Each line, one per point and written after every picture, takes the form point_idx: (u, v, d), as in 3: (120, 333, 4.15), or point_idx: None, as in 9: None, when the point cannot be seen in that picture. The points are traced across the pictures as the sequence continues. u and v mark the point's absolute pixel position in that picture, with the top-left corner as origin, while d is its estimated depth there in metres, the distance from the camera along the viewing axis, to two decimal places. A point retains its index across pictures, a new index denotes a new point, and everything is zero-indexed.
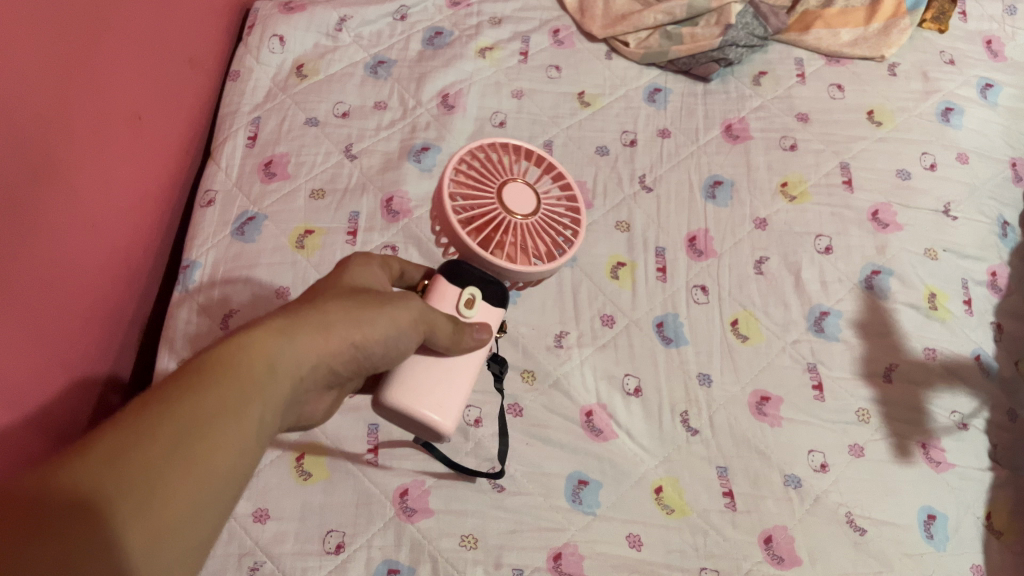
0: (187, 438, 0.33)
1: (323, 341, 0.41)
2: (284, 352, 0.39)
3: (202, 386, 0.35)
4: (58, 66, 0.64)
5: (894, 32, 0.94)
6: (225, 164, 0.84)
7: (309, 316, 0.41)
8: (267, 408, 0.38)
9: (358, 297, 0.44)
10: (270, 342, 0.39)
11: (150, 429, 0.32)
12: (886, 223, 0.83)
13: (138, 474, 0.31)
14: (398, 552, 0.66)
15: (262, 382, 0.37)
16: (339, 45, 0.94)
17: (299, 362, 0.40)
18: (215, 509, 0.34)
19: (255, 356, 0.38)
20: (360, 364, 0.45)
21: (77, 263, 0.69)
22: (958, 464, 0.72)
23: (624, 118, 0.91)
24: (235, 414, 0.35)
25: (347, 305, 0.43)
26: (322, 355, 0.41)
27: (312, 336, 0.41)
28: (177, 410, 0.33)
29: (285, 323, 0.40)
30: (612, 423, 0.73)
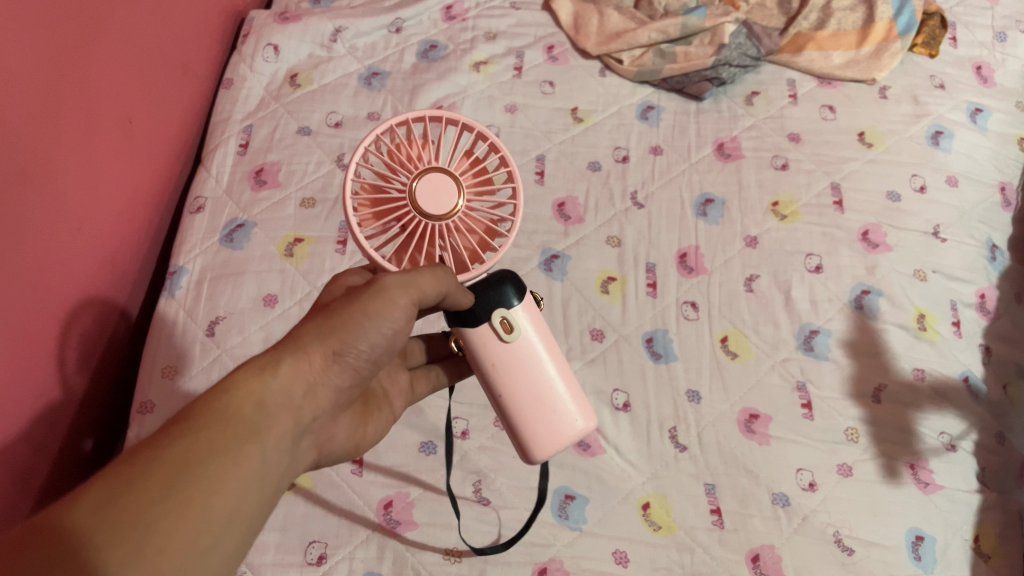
0: (179, 479, 0.34)
1: (317, 365, 0.42)
2: (272, 386, 0.39)
3: (192, 428, 0.36)
4: (49, 66, 0.64)
5: (886, 56, 0.95)
6: (216, 171, 0.84)
7: (292, 343, 0.41)
8: (268, 445, 0.38)
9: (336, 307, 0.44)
10: (256, 377, 0.39)
11: (140, 475, 0.33)
12: (876, 243, 0.84)
13: (125, 525, 0.32)
14: (380, 565, 0.65)
15: (255, 420, 0.38)
16: (334, 55, 0.94)
17: (291, 392, 0.40)
18: (225, 544, 0.35)
19: (241, 395, 0.38)
20: (362, 374, 0.44)
21: (63, 265, 0.68)
22: (946, 487, 0.72)
23: (616, 135, 0.92)
24: (228, 451, 0.36)
25: (327, 316, 0.43)
26: (312, 378, 0.41)
27: (298, 364, 0.41)
28: (162, 456, 0.34)
29: (268, 357, 0.40)
30: (600, 438, 0.73)
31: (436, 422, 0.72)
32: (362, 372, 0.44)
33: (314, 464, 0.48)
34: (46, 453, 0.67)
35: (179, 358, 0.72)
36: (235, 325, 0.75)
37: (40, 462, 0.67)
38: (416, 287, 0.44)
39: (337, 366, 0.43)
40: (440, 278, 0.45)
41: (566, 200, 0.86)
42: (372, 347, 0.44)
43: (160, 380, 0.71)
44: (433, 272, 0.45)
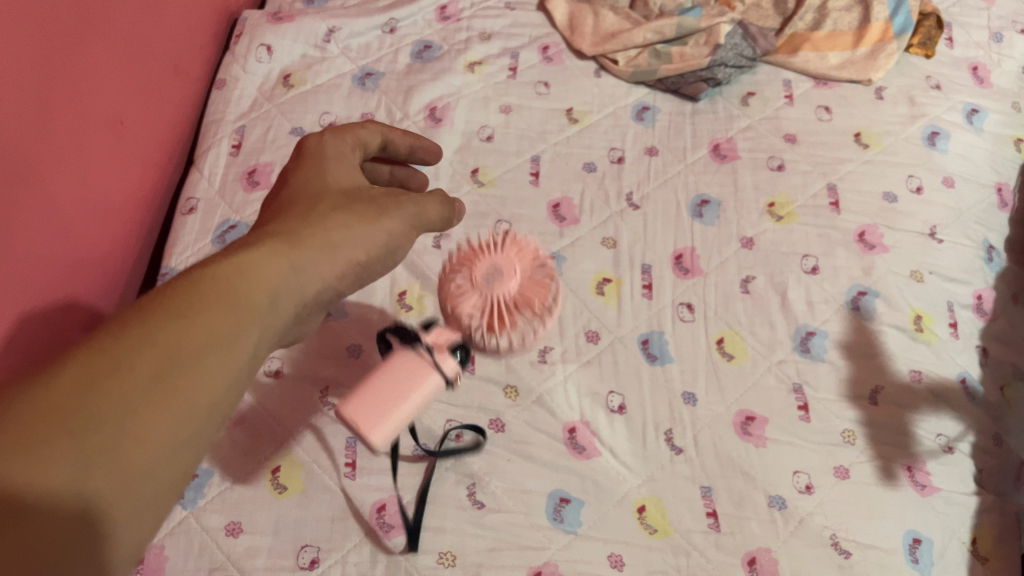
0: (171, 364, 0.32)
1: (328, 262, 0.42)
2: (281, 278, 0.39)
3: (195, 308, 0.34)
4: (42, 67, 0.64)
5: (881, 57, 0.95)
6: (208, 172, 0.84)
7: (310, 235, 0.42)
8: (262, 337, 0.38)
9: (352, 210, 0.45)
10: (266, 267, 0.38)
11: (134, 355, 0.32)
12: (873, 244, 0.83)
13: (107, 406, 0.30)
14: (373, 569, 0.65)
15: (259, 307, 0.37)
16: (327, 56, 0.93)
17: (297, 285, 0.40)
18: (203, 436, 0.34)
19: (252, 281, 0.37)
20: (363, 276, 0.46)
21: (50, 265, 0.67)
22: (943, 489, 0.71)
23: (612, 136, 0.91)
24: (225, 339, 0.35)
25: (347, 221, 0.44)
26: (325, 275, 0.42)
27: (316, 255, 0.42)
28: (157, 336, 0.33)
29: (282, 247, 0.40)
30: (595, 440, 0.72)
31: (430, 425, 0.72)
32: (361, 274, 0.45)
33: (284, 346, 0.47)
34: None
35: None
36: None
37: None
38: (424, 221, 0.50)
39: (346, 265, 0.43)
40: (444, 206, 0.51)
41: (561, 201, 0.86)
42: (375, 253, 0.45)
43: None
44: (440, 204, 0.51)
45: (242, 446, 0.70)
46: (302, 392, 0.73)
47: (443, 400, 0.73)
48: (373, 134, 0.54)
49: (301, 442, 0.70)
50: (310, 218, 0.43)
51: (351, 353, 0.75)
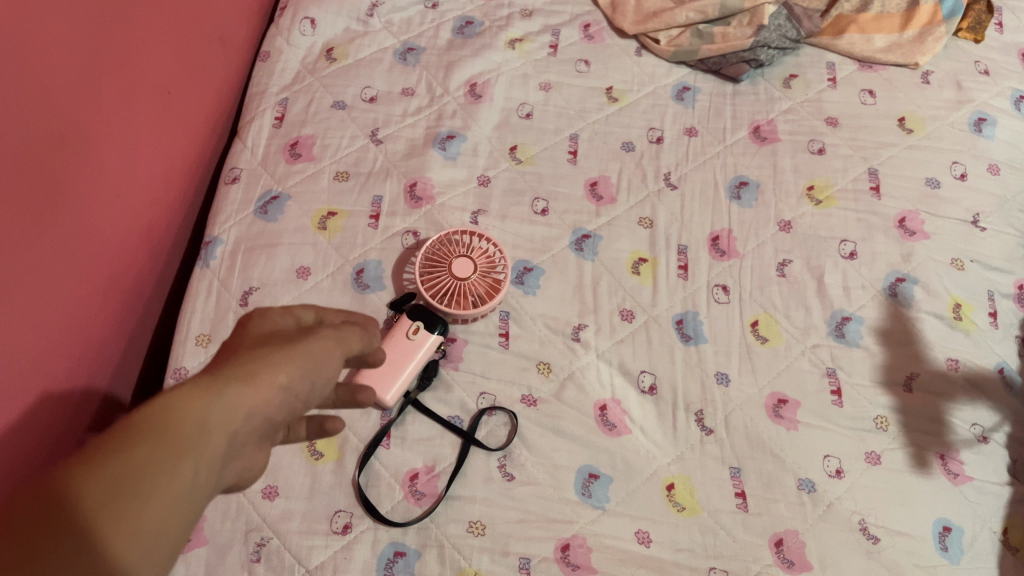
0: (116, 491, 0.32)
1: (256, 394, 0.39)
2: (214, 406, 0.37)
3: (127, 441, 0.34)
4: (93, 32, 0.65)
5: (929, 40, 0.94)
6: (251, 143, 0.85)
7: (234, 367, 0.40)
8: (203, 465, 0.36)
9: (274, 344, 0.43)
10: (199, 397, 0.37)
11: (76, 483, 0.32)
12: (913, 231, 0.82)
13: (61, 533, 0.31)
14: (405, 536, 0.66)
15: (194, 436, 0.36)
16: (369, 30, 0.94)
17: (236, 414, 0.38)
18: (160, 551, 0.33)
19: (181, 411, 0.36)
20: (293, 405, 0.42)
21: (99, 229, 0.69)
22: (976, 478, 0.71)
23: (651, 115, 0.91)
24: (159, 465, 0.34)
25: (264, 353, 0.41)
26: (258, 405, 0.39)
27: (242, 387, 0.39)
28: (95, 469, 0.32)
29: (210, 380, 0.38)
30: (626, 418, 0.73)
31: (463, 397, 0.73)
32: (293, 402, 0.42)
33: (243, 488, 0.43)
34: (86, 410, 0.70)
35: (212, 326, 0.75)
36: (268, 296, 0.76)
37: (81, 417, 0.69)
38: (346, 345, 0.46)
39: (272, 395, 0.40)
40: (365, 336, 0.49)
41: (598, 180, 0.86)
42: (303, 377, 0.42)
43: (194, 348, 0.74)
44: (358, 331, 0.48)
45: None
46: None
47: (476, 372, 0.74)
48: (307, 310, 0.49)
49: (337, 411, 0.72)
50: (238, 353, 0.41)
51: (387, 324, 0.76)
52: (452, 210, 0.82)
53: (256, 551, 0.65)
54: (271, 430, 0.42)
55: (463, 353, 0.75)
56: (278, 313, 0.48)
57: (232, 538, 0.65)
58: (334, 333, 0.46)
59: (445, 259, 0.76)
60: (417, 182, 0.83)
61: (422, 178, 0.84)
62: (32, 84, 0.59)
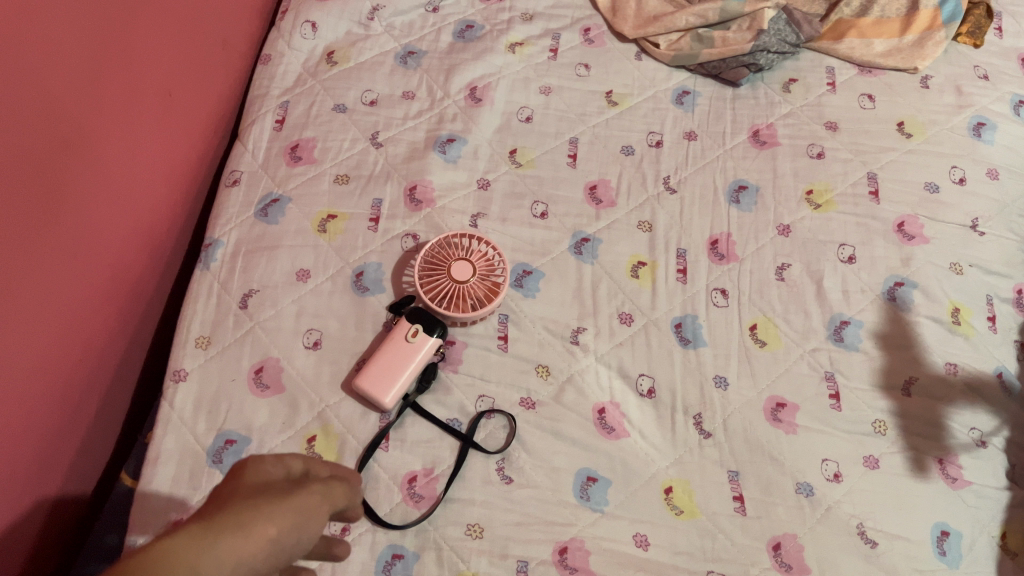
0: None
1: (247, 543, 0.37)
2: (204, 558, 0.36)
3: None
4: (97, 35, 0.66)
5: (929, 45, 0.94)
6: (252, 146, 0.86)
7: (227, 518, 0.38)
8: None
9: (267, 493, 0.41)
10: (191, 546, 0.36)
11: None
12: (912, 235, 0.82)
13: None
14: (403, 538, 0.67)
15: None
16: (371, 34, 0.94)
17: (225, 569, 0.36)
18: None
19: (173, 560, 0.35)
20: (278, 560, 0.39)
21: (100, 231, 0.69)
22: (975, 483, 0.71)
23: (651, 119, 0.91)
24: None
25: (258, 502, 0.39)
26: (247, 558, 0.37)
27: (233, 538, 0.37)
28: None
29: (202, 528, 0.37)
30: (624, 421, 0.73)
31: (462, 400, 0.73)
32: (279, 558, 0.39)
33: None
34: (85, 410, 0.70)
35: (212, 329, 0.75)
36: (268, 298, 0.76)
37: (79, 417, 0.69)
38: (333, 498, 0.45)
39: (262, 548, 0.38)
40: (348, 491, 0.47)
41: (598, 183, 0.86)
42: (292, 530, 0.40)
43: (194, 350, 0.74)
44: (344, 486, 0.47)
45: (280, 414, 0.71)
46: (339, 363, 0.74)
47: (476, 375, 0.74)
48: (297, 457, 0.46)
49: (337, 413, 0.72)
50: (230, 501, 0.40)
51: (386, 328, 0.76)
52: (452, 213, 0.83)
53: None
54: None
55: (462, 356, 0.75)
56: (271, 461, 0.44)
57: None
58: (322, 486, 0.44)
59: (445, 261, 0.77)
60: (417, 185, 0.84)
61: (423, 181, 0.84)
62: (33, 88, 0.60)
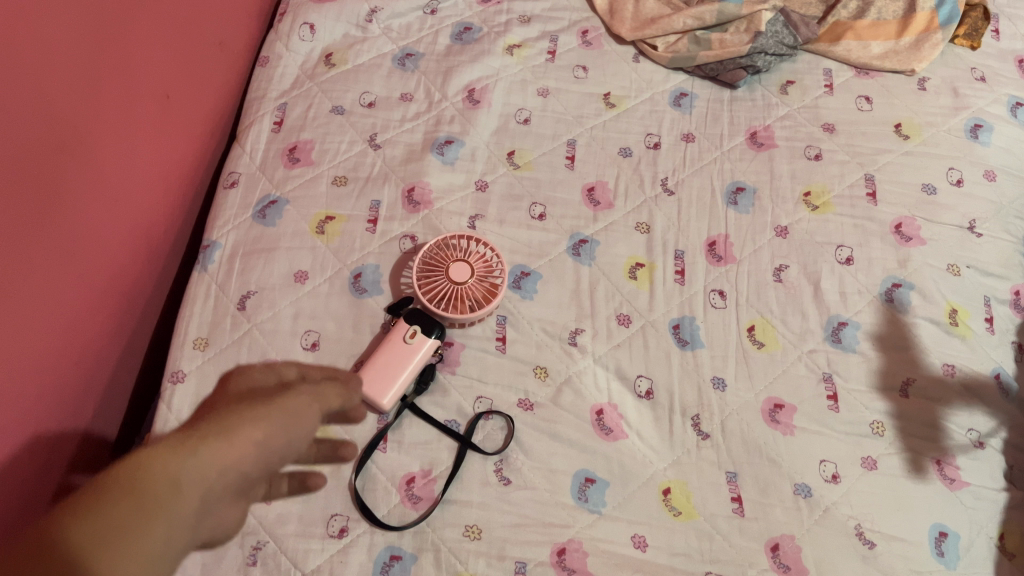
0: (105, 539, 0.37)
1: (230, 450, 0.43)
2: (187, 465, 0.41)
3: (104, 505, 0.38)
4: (94, 37, 0.66)
5: (926, 47, 0.94)
6: (250, 148, 0.86)
7: (211, 429, 0.43)
8: (175, 526, 0.40)
9: (252, 402, 0.47)
10: (172, 459, 0.41)
11: (74, 522, 0.37)
12: (909, 237, 0.82)
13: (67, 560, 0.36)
14: (401, 540, 0.66)
15: (163, 499, 0.40)
16: (368, 36, 0.94)
17: (207, 474, 0.42)
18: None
19: (152, 478, 0.40)
20: (270, 461, 0.45)
21: (97, 233, 0.69)
22: (972, 484, 0.71)
23: (649, 121, 0.91)
24: (130, 526, 0.38)
25: (243, 412, 0.45)
26: (230, 463, 0.43)
27: (214, 446, 0.43)
28: (97, 516, 0.38)
29: (184, 442, 0.42)
30: (622, 422, 0.73)
31: (460, 401, 0.73)
32: (270, 458, 0.45)
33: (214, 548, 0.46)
34: (81, 413, 0.70)
35: (210, 331, 0.75)
36: (266, 300, 0.76)
37: (76, 421, 0.69)
38: (324, 401, 0.51)
39: (250, 448, 0.44)
40: (343, 393, 0.53)
41: (596, 185, 0.86)
42: (277, 434, 0.45)
43: (191, 353, 0.74)
44: (335, 390, 0.53)
45: None
46: (337, 365, 0.74)
47: (473, 376, 0.74)
48: (288, 367, 0.56)
49: None
50: (217, 414, 0.45)
51: (384, 329, 0.76)
52: (450, 215, 0.83)
53: (253, 554, 0.65)
54: (247, 489, 0.45)
55: (460, 357, 0.75)
56: (258, 371, 0.54)
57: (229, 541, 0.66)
58: (315, 392, 0.51)
59: (443, 263, 0.77)
60: (415, 186, 0.84)
61: (420, 183, 0.84)
62: (33, 89, 0.60)
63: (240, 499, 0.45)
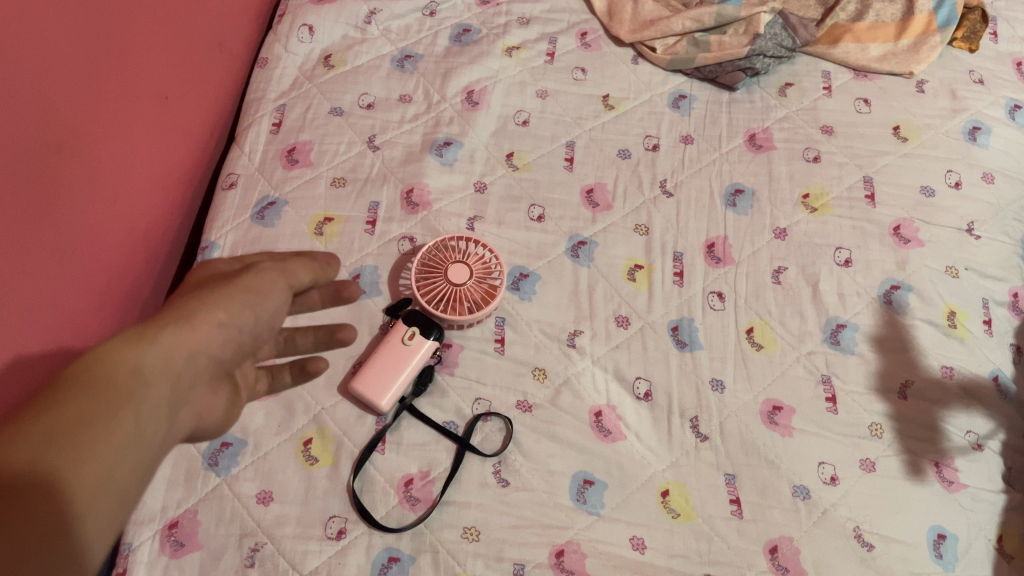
0: (78, 427, 0.40)
1: (190, 334, 0.47)
2: (148, 352, 0.44)
3: (70, 395, 0.41)
4: (91, 36, 0.66)
5: (924, 49, 0.94)
6: (249, 149, 0.86)
7: (168, 317, 0.47)
8: (145, 410, 0.44)
9: (209, 290, 0.51)
10: (133, 348, 0.44)
11: (52, 411, 0.40)
12: (908, 239, 0.82)
13: (46, 446, 0.39)
14: (399, 541, 0.66)
15: (130, 387, 0.43)
16: (367, 37, 0.94)
17: (171, 359, 0.46)
18: (130, 463, 0.42)
19: (116, 365, 0.43)
20: (234, 337, 0.50)
21: (95, 234, 0.69)
22: (970, 486, 0.71)
23: (647, 123, 0.91)
24: (102, 415, 0.41)
25: (200, 298, 0.49)
26: (194, 345, 0.47)
27: (176, 330, 0.46)
28: (65, 406, 0.40)
29: (145, 329, 0.45)
30: (621, 424, 0.73)
31: (458, 403, 0.73)
32: (234, 335, 0.50)
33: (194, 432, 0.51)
34: None
35: None
36: None
37: None
38: (286, 277, 0.56)
39: (214, 329, 0.48)
40: (312, 266, 0.58)
41: (594, 187, 0.86)
42: (237, 314, 0.50)
43: None
44: (302, 268, 0.57)
45: (276, 416, 0.71)
46: (335, 366, 0.74)
47: (472, 377, 0.74)
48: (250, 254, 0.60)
49: (333, 416, 0.72)
50: (175, 304, 0.49)
51: (383, 330, 0.76)
52: (449, 216, 0.83)
53: (251, 555, 0.65)
54: (219, 366, 0.50)
55: (459, 358, 0.75)
56: (225, 260, 0.59)
57: (226, 542, 0.65)
58: (278, 265, 0.56)
59: (442, 264, 0.77)
60: (413, 187, 0.84)
61: (419, 184, 0.84)
62: (31, 89, 0.60)
63: (212, 381, 0.51)
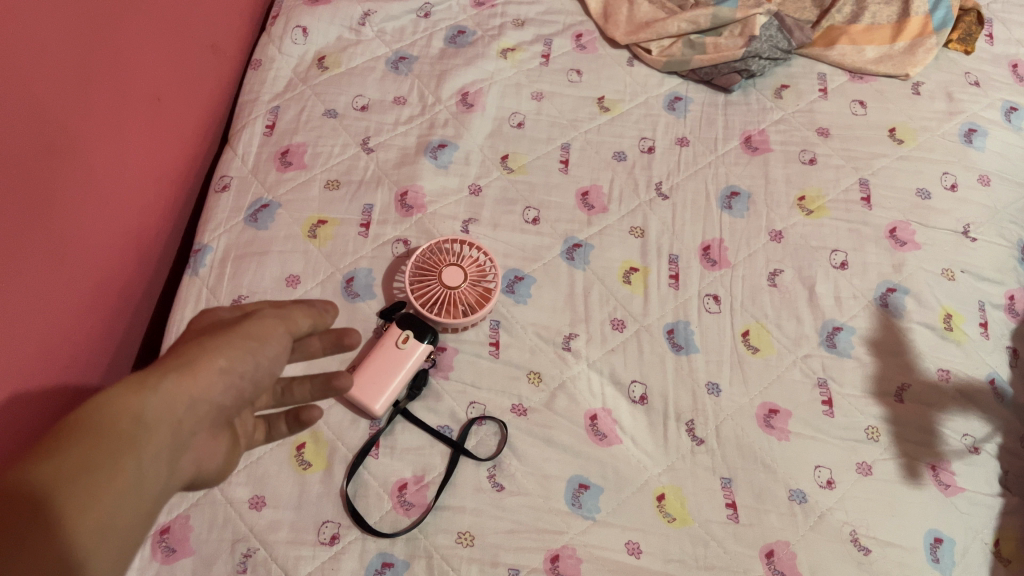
0: (84, 471, 0.40)
1: (192, 381, 0.47)
2: (151, 400, 0.44)
3: (75, 440, 0.41)
4: (82, 39, 0.65)
5: (920, 52, 0.94)
6: (242, 151, 0.85)
7: (171, 364, 0.47)
8: (145, 458, 0.43)
9: (211, 335, 0.50)
10: (138, 395, 0.44)
11: (58, 452, 0.40)
12: (904, 241, 0.82)
13: (48, 488, 0.38)
14: (393, 546, 0.66)
15: (132, 433, 0.43)
16: (362, 39, 0.94)
17: (174, 406, 0.45)
18: (130, 512, 0.42)
19: (119, 412, 0.43)
20: (235, 384, 0.50)
21: (86, 240, 0.68)
22: (968, 490, 0.71)
23: (643, 125, 0.91)
24: (106, 462, 0.41)
25: (203, 344, 0.49)
26: (195, 393, 0.47)
27: (179, 378, 0.46)
28: (69, 448, 0.40)
29: (149, 376, 0.45)
30: (616, 427, 0.72)
31: (453, 406, 0.72)
32: (236, 383, 0.50)
33: (190, 480, 0.51)
34: None
35: None
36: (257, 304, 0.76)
37: None
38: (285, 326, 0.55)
39: (216, 377, 0.48)
40: (310, 312, 0.58)
41: (590, 189, 0.86)
42: (241, 362, 0.50)
43: None
44: (301, 315, 0.57)
45: None
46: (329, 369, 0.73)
47: (467, 381, 0.74)
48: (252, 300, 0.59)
49: (326, 420, 0.71)
50: (178, 350, 0.49)
51: (377, 334, 0.75)
52: (444, 219, 0.82)
53: (243, 561, 0.65)
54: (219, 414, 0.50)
55: (453, 362, 0.74)
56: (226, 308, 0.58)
57: (218, 548, 0.65)
58: (278, 312, 0.55)
59: (436, 267, 0.76)
60: (408, 190, 0.83)
61: (414, 186, 0.83)
62: (22, 92, 0.59)
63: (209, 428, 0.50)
